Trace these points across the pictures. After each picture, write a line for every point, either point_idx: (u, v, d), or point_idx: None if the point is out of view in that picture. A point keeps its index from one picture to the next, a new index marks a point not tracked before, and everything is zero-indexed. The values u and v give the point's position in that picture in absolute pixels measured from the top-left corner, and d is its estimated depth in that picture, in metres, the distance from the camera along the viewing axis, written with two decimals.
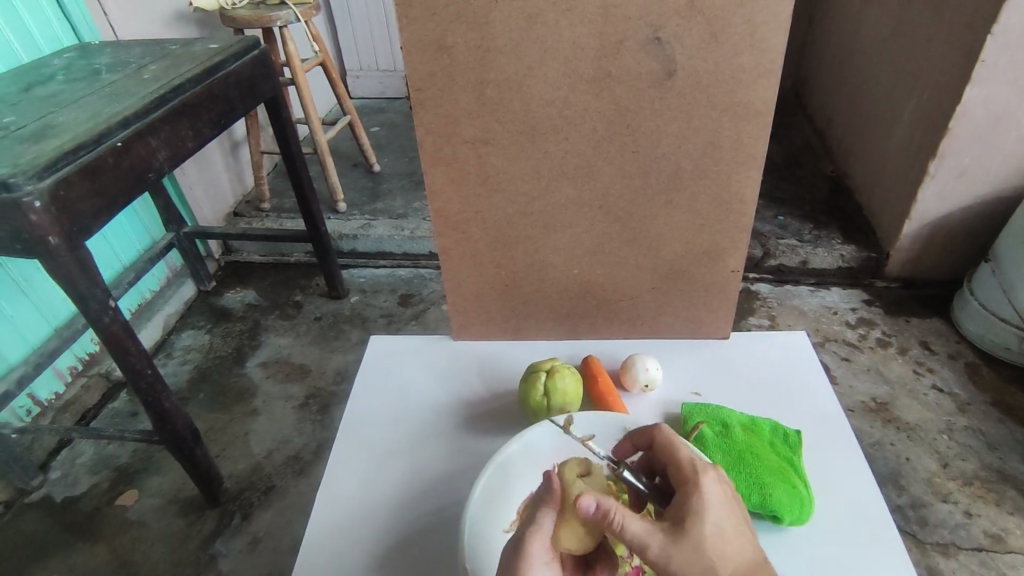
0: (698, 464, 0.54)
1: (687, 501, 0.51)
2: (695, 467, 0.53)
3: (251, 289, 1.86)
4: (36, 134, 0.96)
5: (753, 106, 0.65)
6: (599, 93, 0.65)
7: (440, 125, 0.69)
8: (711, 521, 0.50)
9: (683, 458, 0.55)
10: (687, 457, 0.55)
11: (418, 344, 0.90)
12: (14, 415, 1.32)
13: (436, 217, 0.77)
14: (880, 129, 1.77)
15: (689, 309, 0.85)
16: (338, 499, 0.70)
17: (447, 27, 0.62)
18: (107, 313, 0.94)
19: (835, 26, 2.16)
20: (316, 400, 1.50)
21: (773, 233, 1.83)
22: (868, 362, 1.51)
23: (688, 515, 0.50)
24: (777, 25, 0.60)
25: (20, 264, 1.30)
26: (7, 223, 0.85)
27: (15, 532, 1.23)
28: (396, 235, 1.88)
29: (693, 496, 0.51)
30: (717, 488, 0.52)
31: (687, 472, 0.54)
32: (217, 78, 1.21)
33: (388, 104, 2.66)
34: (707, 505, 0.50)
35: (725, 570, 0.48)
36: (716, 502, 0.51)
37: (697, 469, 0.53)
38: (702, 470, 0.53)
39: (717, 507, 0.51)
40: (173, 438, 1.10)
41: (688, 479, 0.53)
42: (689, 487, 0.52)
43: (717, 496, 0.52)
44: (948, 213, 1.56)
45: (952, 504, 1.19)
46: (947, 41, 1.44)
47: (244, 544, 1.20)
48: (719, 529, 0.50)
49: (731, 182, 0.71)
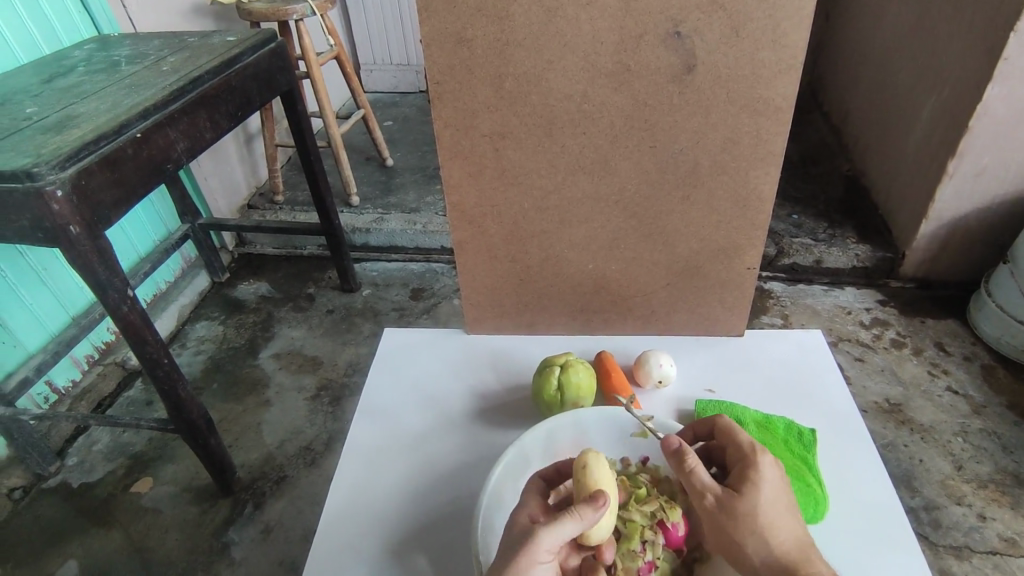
0: (756, 447, 0.57)
1: (744, 480, 0.55)
2: (755, 448, 0.57)
3: (264, 281, 1.88)
4: (57, 125, 0.97)
5: (773, 102, 0.65)
6: (617, 87, 0.65)
7: (458, 118, 0.69)
8: (766, 498, 0.54)
9: (743, 440, 0.59)
10: (746, 441, 0.58)
11: (431, 338, 0.90)
12: (33, 402, 1.34)
13: (452, 210, 0.77)
14: (897, 127, 1.75)
15: (704, 306, 0.84)
16: (354, 487, 0.71)
17: (467, 20, 0.62)
18: (125, 303, 0.96)
19: (853, 22, 2.13)
20: (328, 392, 1.51)
21: (787, 232, 1.82)
22: (882, 363, 1.49)
23: (744, 490, 0.55)
24: (799, 21, 0.60)
25: (39, 253, 1.31)
26: (29, 212, 0.86)
27: (33, 516, 1.25)
28: (408, 229, 1.88)
29: (750, 475, 0.55)
30: (773, 471, 0.56)
31: (744, 453, 0.58)
32: (234, 71, 1.22)
33: (402, 98, 2.67)
34: (763, 481, 0.55)
35: (779, 546, 0.53)
36: (770, 484, 0.55)
37: (756, 451, 0.57)
38: (759, 453, 0.57)
39: (772, 490, 0.55)
40: (189, 426, 1.11)
41: (747, 459, 0.57)
42: (747, 467, 0.56)
43: (773, 478, 0.56)
44: (967, 213, 1.54)
45: (966, 507, 1.18)
46: (969, 39, 1.42)
47: (256, 532, 1.22)
48: (773, 503, 0.54)
49: (749, 178, 0.71)
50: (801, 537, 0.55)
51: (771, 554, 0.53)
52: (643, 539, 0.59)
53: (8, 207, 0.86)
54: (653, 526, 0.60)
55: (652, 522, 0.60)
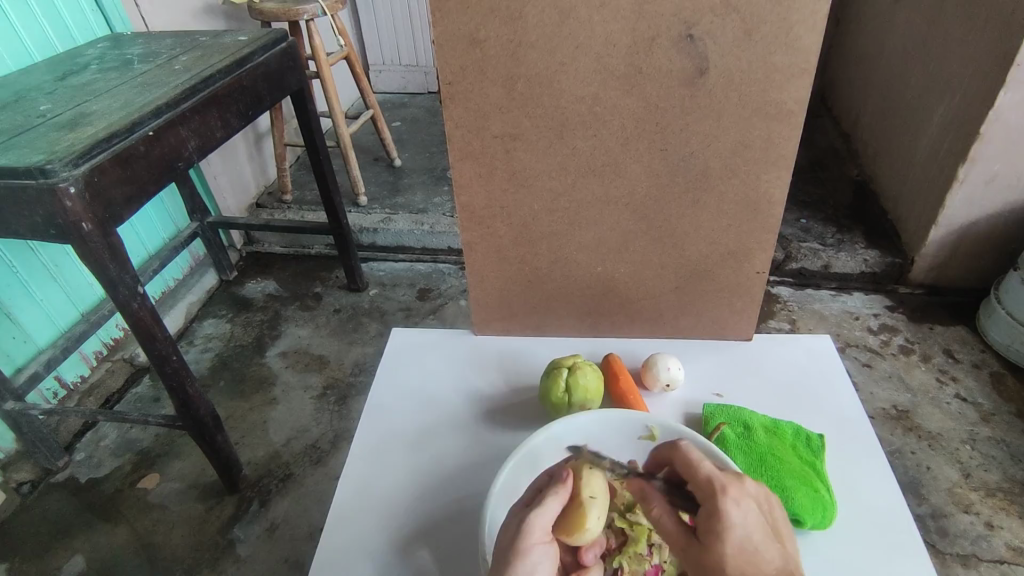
0: (717, 486, 0.51)
1: (708, 531, 0.50)
2: (715, 487, 0.51)
3: (272, 279, 1.89)
4: (71, 122, 0.98)
5: (786, 106, 0.65)
6: (629, 89, 0.65)
7: (469, 119, 0.69)
8: (734, 547, 0.49)
9: (703, 476, 0.53)
10: (707, 478, 0.52)
11: (439, 338, 0.90)
12: (42, 397, 1.35)
13: (462, 211, 0.77)
14: (907, 132, 1.74)
15: (713, 310, 0.84)
16: (362, 485, 0.71)
17: (479, 22, 0.63)
18: (135, 299, 0.96)
19: (864, 27, 2.13)
20: (334, 391, 1.51)
21: (795, 236, 1.82)
22: (890, 369, 1.49)
23: (710, 544, 0.50)
24: (812, 25, 0.60)
25: (50, 249, 1.32)
26: (41, 208, 0.87)
27: (40, 511, 1.26)
28: (415, 229, 1.89)
29: (714, 524, 0.50)
30: (740, 509, 0.50)
31: (706, 491, 0.52)
32: (246, 70, 1.23)
33: (410, 99, 2.67)
34: (728, 529, 0.49)
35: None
36: (738, 527, 0.49)
37: (716, 491, 0.51)
38: (723, 490, 0.51)
39: (741, 535, 0.49)
40: (196, 423, 1.12)
41: (710, 501, 0.51)
42: (708, 512, 0.51)
43: (742, 518, 0.50)
44: (977, 219, 1.53)
45: (974, 515, 1.17)
46: (980, 45, 1.41)
47: (261, 530, 1.22)
48: (744, 551, 0.49)
49: (760, 182, 0.71)
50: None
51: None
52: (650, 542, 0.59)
53: (21, 204, 0.87)
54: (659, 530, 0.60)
55: None
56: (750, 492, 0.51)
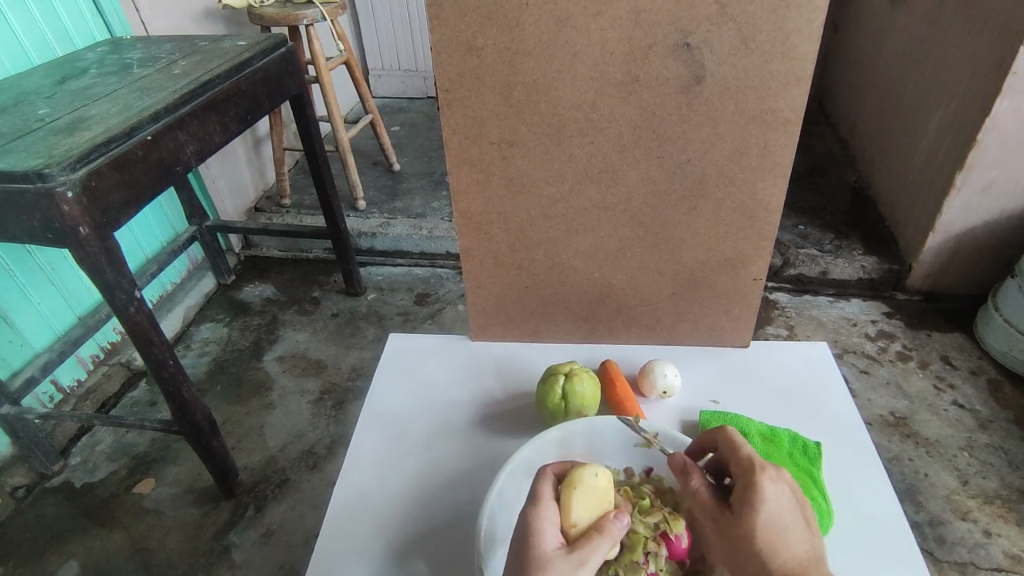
0: (755, 464, 0.53)
1: (741, 504, 0.52)
2: (755, 465, 0.53)
3: (270, 284, 1.88)
4: (69, 126, 0.98)
5: (782, 114, 0.65)
6: (626, 97, 0.66)
7: (467, 125, 0.69)
8: (766, 522, 0.50)
9: (745, 455, 0.54)
10: (746, 457, 0.54)
11: (436, 344, 0.90)
12: (37, 401, 1.35)
13: (459, 217, 0.77)
14: (905, 139, 1.75)
15: (710, 317, 0.84)
16: (359, 492, 0.71)
17: (477, 29, 0.63)
18: (132, 304, 0.96)
19: (861, 35, 2.14)
20: (332, 396, 1.51)
21: (793, 242, 1.82)
22: (887, 375, 1.49)
23: (742, 514, 0.51)
24: (808, 34, 0.60)
25: (48, 253, 1.32)
26: (38, 213, 0.87)
27: (35, 515, 1.26)
28: (414, 234, 1.89)
29: (748, 497, 0.51)
30: (774, 489, 0.51)
31: (744, 470, 0.53)
32: (245, 75, 1.23)
33: (410, 104, 2.68)
34: (759, 506, 0.51)
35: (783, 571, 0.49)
36: (773, 503, 0.51)
37: (753, 470, 0.52)
38: (760, 470, 0.52)
39: (774, 510, 0.51)
40: (192, 428, 1.11)
41: (745, 477, 0.53)
42: (745, 486, 0.52)
43: (775, 497, 0.51)
44: (974, 226, 1.53)
45: (972, 523, 1.17)
46: (977, 53, 1.42)
47: (257, 535, 1.22)
48: (774, 526, 0.50)
49: (756, 189, 0.71)
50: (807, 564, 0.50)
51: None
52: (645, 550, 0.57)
53: (18, 208, 0.87)
54: (655, 539, 0.59)
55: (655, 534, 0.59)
56: (787, 476, 0.53)
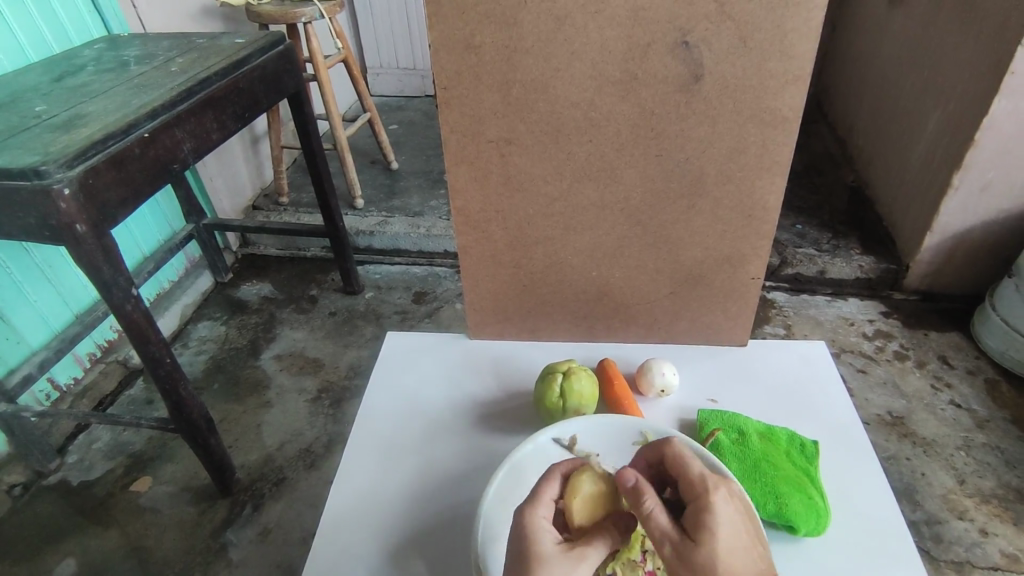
0: (709, 482, 0.52)
1: (699, 521, 0.50)
2: (709, 484, 0.52)
3: (268, 282, 1.88)
4: (66, 123, 0.98)
5: (781, 113, 0.65)
6: (624, 95, 0.65)
7: (465, 123, 0.69)
8: (723, 538, 0.49)
9: (696, 474, 0.54)
10: (700, 475, 0.54)
11: (435, 342, 0.90)
12: (34, 399, 1.35)
13: (457, 216, 0.77)
14: (902, 139, 1.75)
15: (707, 315, 0.84)
16: (357, 490, 0.71)
17: (475, 27, 0.63)
18: (129, 301, 0.96)
19: (859, 35, 2.14)
20: (329, 394, 1.51)
21: (791, 242, 1.82)
22: (885, 375, 1.49)
23: (701, 534, 0.49)
24: (807, 32, 0.60)
25: (45, 251, 1.32)
26: (35, 210, 0.86)
27: (31, 514, 1.25)
28: (412, 233, 1.88)
29: (706, 515, 0.50)
30: (728, 506, 0.51)
31: (698, 489, 0.53)
32: (242, 73, 1.23)
33: (408, 102, 2.68)
34: (717, 523, 0.50)
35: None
36: (728, 519, 0.50)
37: (708, 486, 0.52)
38: (713, 489, 0.52)
39: (728, 528, 0.50)
40: (189, 426, 1.11)
41: (700, 497, 0.52)
42: (700, 506, 0.51)
43: (728, 513, 0.51)
44: (971, 226, 1.54)
45: (968, 522, 1.17)
46: (975, 53, 1.42)
47: (254, 534, 1.21)
48: (732, 545, 0.49)
49: (754, 188, 0.71)
50: None
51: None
52: (643, 547, 0.59)
53: (14, 205, 0.86)
54: None
55: None
56: (735, 494, 0.53)
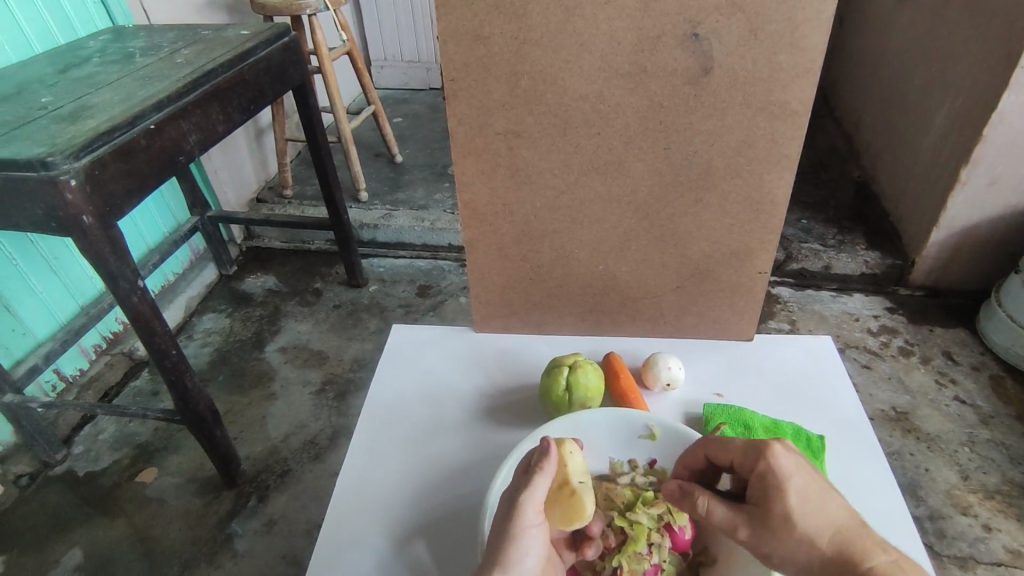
0: (760, 445, 0.54)
1: (766, 490, 0.52)
2: (759, 449, 0.53)
3: (272, 275, 1.88)
4: (72, 114, 0.98)
5: (790, 106, 0.64)
6: (633, 88, 0.65)
7: (473, 115, 0.69)
8: (795, 496, 0.51)
9: (740, 446, 0.55)
10: (746, 445, 0.55)
11: (439, 336, 0.90)
12: (40, 390, 1.35)
13: (465, 208, 0.77)
14: (910, 133, 1.74)
15: (714, 309, 0.84)
16: (362, 483, 0.71)
17: (484, 18, 0.62)
18: (135, 293, 0.96)
19: (866, 29, 2.13)
20: (334, 387, 1.51)
21: (796, 237, 1.82)
22: (889, 370, 1.49)
23: (772, 501, 0.51)
24: (818, 24, 0.60)
25: (51, 243, 1.32)
26: (43, 201, 0.87)
27: (38, 504, 1.26)
28: (416, 226, 1.88)
29: (771, 478, 0.52)
30: (789, 463, 0.52)
31: (750, 460, 0.54)
32: (248, 64, 1.22)
33: (412, 95, 2.67)
34: (785, 484, 0.51)
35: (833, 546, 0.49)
36: (794, 474, 0.52)
37: (761, 448, 0.53)
38: (764, 450, 0.53)
39: (796, 482, 0.51)
40: (195, 417, 1.11)
41: (756, 466, 0.53)
42: (762, 474, 0.52)
43: (792, 470, 0.52)
44: (978, 221, 1.53)
45: (972, 517, 1.17)
46: (983, 47, 1.41)
47: (259, 525, 1.22)
48: (806, 499, 0.51)
49: (763, 182, 0.70)
50: (851, 525, 0.50)
51: (826, 560, 0.49)
52: (650, 541, 0.59)
53: (22, 196, 0.87)
54: (660, 529, 0.60)
55: (659, 525, 0.60)
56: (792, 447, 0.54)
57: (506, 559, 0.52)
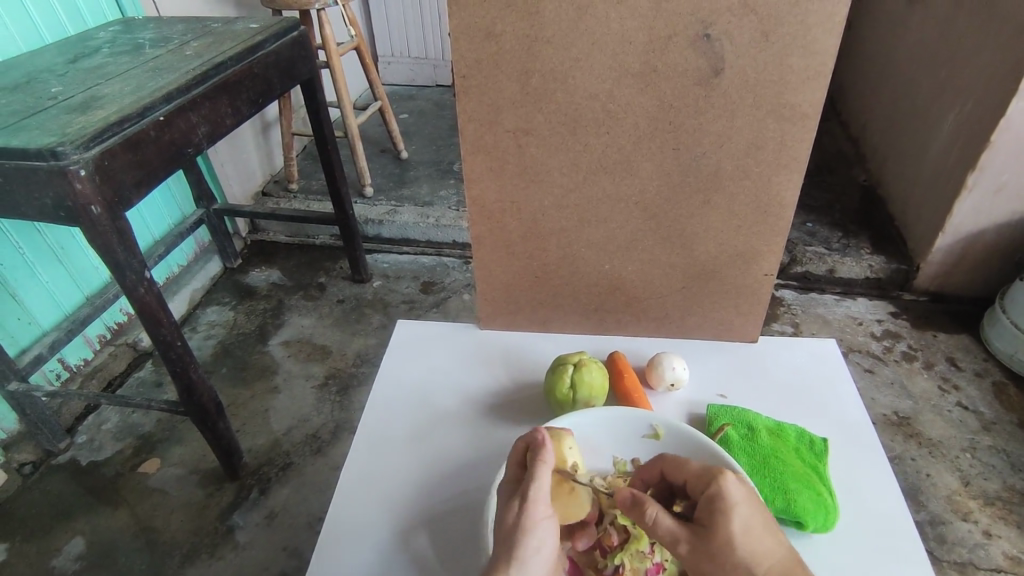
0: (714, 471, 0.55)
1: (713, 512, 0.53)
2: (714, 472, 0.55)
3: (276, 268, 1.89)
4: (82, 105, 0.98)
5: (800, 108, 0.64)
6: (644, 88, 0.65)
7: (483, 113, 0.69)
8: (739, 524, 0.52)
9: (696, 469, 0.57)
10: (701, 468, 0.56)
11: (445, 331, 0.90)
12: (45, 379, 1.36)
13: (472, 206, 0.77)
14: (916, 139, 1.74)
15: (719, 311, 0.84)
16: (367, 477, 0.72)
17: (496, 16, 0.63)
18: (142, 284, 0.96)
19: (875, 33, 2.12)
20: (336, 381, 1.51)
21: (801, 240, 1.82)
22: (892, 375, 1.49)
23: (718, 524, 0.52)
24: (830, 28, 0.60)
25: (57, 232, 1.33)
26: (51, 191, 0.87)
27: (41, 492, 1.27)
28: (421, 222, 1.89)
29: (719, 501, 0.53)
30: (739, 492, 0.54)
31: (703, 481, 0.55)
32: (257, 58, 1.22)
33: (419, 91, 2.67)
34: (733, 509, 0.53)
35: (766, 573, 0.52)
36: (741, 502, 0.53)
37: (714, 474, 0.55)
38: (719, 474, 0.55)
39: (744, 511, 0.53)
40: (199, 409, 1.12)
41: (708, 487, 0.55)
42: (712, 495, 0.54)
43: (741, 498, 0.54)
44: (984, 228, 1.53)
45: (972, 523, 1.17)
46: (994, 52, 1.41)
47: (261, 518, 1.22)
48: (748, 528, 0.53)
49: (772, 184, 0.70)
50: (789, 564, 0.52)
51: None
52: (651, 541, 0.59)
53: (31, 185, 0.87)
54: None
55: None
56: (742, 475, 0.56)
57: (522, 554, 0.52)
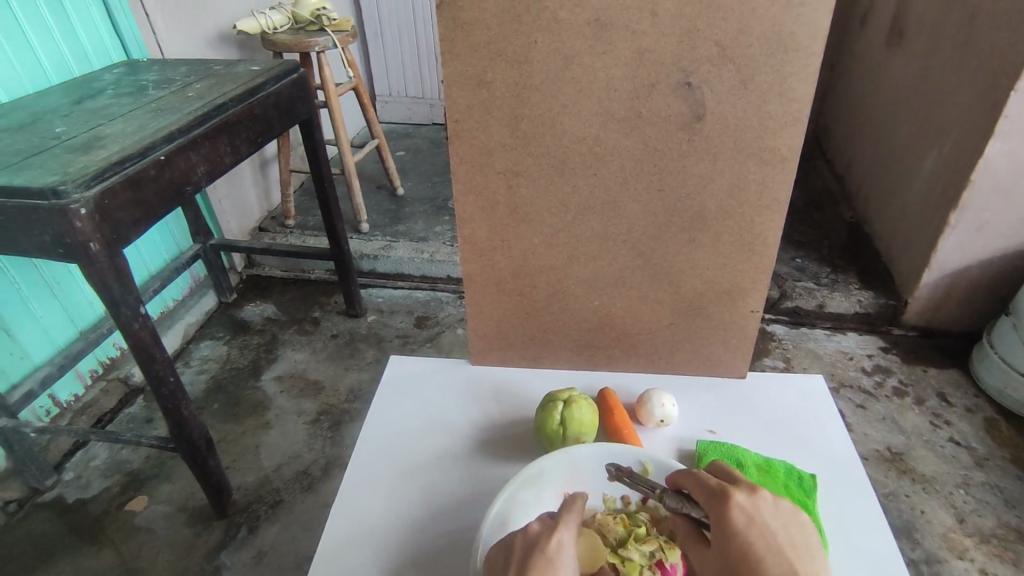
0: (721, 494, 0.53)
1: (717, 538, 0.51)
2: (722, 495, 0.53)
3: (271, 303, 1.90)
4: (85, 144, 1.00)
5: (779, 152, 0.67)
6: (629, 132, 0.68)
7: (474, 155, 0.71)
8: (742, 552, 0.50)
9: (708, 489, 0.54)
10: (711, 489, 0.54)
11: (434, 367, 0.91)
12: (34, 415, 1.35)
13: (463, 243, 0.79)
14: (900, 177, 1.78)
15: (707, 347, 0.85)
16: (357, 514, 0.71)
17: (486, 64, 0.65)
18: (136, 320, 0.97)
19: (857, 77, 2.20)
20: (329, 417, 1.51)
21: (791, 275, 1.85)
22: (883, 411, 1.49)
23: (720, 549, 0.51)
24: (806, 77, 0.62)
25: (54, 267, 1.34)
26: (51, 228, 0.88)
27: (25, 531, 1.24)
28: (416, 258, 1.91)
29: (723, 528, 0.51)
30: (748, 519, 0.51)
31: (712, 503, 0.53)
32: (257, 99, 1.26)
33: (416, 130, 2.73)
34: (736, 536, 0.50)
35: None
36: (746, 532, 0.50)
37: (722, 498, 0.53)
38: (726, 500, 0.52)
39: (748, 538, 0.50)
40: (189, 446, 1.11)
41: (714, 511, 0.53)
42: (717, 520, 0.52)
43: (748, 526, 0.51)
44: (969, 264, 1.56)
45: (968, 562, 1.16)
46: (971, 96, 1.46)
47: (248, 557, 1.20)
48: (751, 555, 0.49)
49: (754, 224, 0.73)
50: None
51: None
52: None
53: (30, 223, 0.88)
54: (651, 566, 0.59)
55: (650, 563, 0.60)
56: (760, 498, 0.53)
57: None
